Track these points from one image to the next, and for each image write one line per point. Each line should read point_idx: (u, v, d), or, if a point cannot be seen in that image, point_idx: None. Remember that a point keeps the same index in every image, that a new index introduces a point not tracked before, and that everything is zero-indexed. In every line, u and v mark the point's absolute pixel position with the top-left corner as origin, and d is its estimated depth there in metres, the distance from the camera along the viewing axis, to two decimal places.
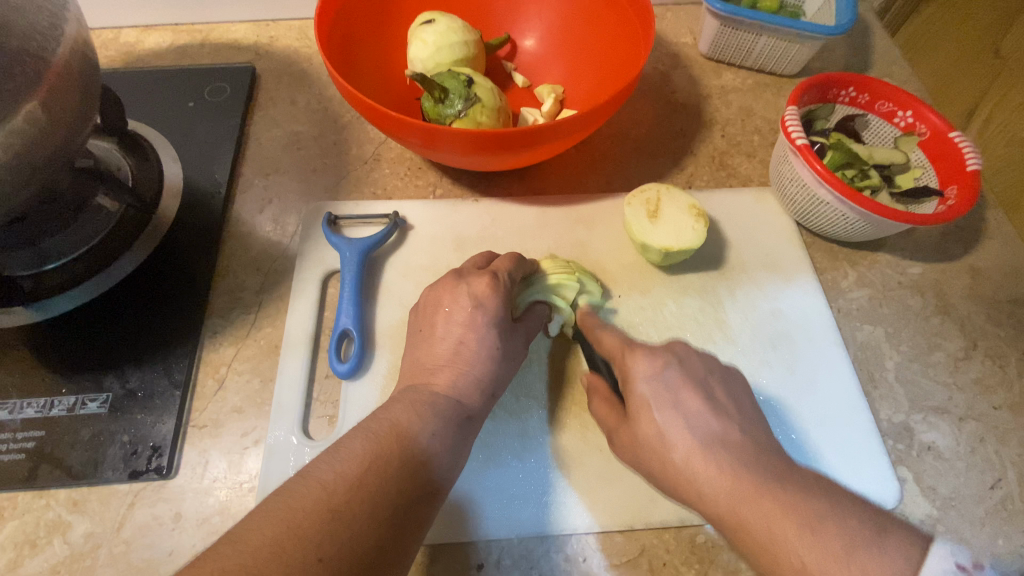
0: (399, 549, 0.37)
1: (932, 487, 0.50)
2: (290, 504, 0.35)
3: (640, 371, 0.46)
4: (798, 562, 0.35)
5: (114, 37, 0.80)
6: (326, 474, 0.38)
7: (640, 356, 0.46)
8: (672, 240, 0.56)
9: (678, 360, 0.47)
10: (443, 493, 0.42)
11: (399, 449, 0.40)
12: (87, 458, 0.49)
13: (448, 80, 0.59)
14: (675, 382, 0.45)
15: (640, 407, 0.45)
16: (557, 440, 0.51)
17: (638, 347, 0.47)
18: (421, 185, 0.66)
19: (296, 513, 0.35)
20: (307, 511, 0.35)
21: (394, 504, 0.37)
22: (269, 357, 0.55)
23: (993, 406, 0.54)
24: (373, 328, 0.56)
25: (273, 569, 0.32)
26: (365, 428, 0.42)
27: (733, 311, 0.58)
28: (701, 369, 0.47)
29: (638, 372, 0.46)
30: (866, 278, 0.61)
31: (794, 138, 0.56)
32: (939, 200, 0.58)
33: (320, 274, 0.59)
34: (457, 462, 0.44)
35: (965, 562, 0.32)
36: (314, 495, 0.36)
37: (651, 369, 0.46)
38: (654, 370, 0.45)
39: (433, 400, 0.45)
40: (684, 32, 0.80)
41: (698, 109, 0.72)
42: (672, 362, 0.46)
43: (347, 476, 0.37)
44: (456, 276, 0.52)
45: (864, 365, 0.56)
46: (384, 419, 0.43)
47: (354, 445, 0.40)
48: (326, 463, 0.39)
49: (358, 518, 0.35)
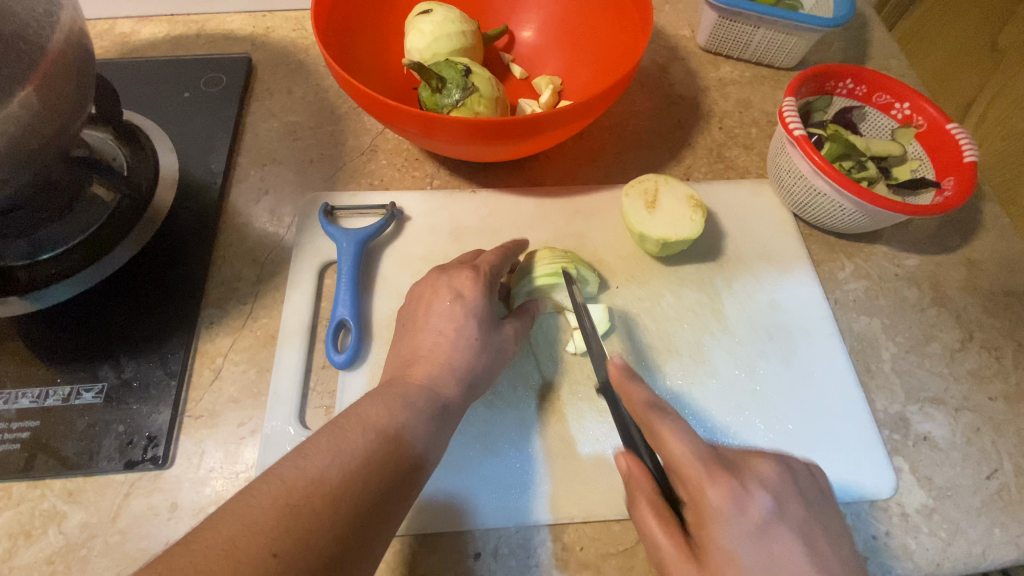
0: (363, 545, 0.36)
1: (929, 477, 0.51)
2: (251, 498, 0.35)
3: (727, 512, 0.35)
4: None
5: (109, 27, 0.80)
6: (289, 469, 0.37)
7: (730, 491, 0.36)
8: (670, 231, 0.55)
9: (772, 494, 0.38)
10: (413, 483, 0.41)
11: (365, 442, 0.40)
12: (82, 448, 0.49)
13: (446, 69, 0.59)
14: (772, 528, 0.36)
15: (726, 564, 0.34)
16: (555, 430, 0.51)
17: (721, 473, 0.37)
18: (418, 176, 0.66)
19: (251, 509, 0.35)
20: (263, 506, 0.35)
21: (356, 500, 0.37)
22: (266, 348, 0.55)
23: (988, 397, 0.54)
24: (370, 319, 0.56)
25: (225, 566, 0.32)
26: (335, 421, 0.41)
27: (730, 301, 0.58)
28: (796, 504, 0.38)
29: (729, 521, 0.35)
30: (862, 269, 0.61)
31: (791, 128, 0.56)
32: (936, 191, 0.58)
33: (316, 264, 0.59)
34: (429, 456, 0.43)
35: None
36: (273, 489, 0.36)
37: (747, 519, 0.35)
38: (750, 515, 0.35)
39: (411, 393, 0.44)
40: (682, 24, 0.80)
41: (696, 101, 0.72)
42: (769, 502, 0.37)
43: (309, 469, 0.37)
44: (440, 269, 0.53)
45: (860, 356, 0.57)
46: (355, 412, 0.42)
47: (319, 438, 0.40)
48: (291, 458, 0.38)
49: (316, 514, 0.35)
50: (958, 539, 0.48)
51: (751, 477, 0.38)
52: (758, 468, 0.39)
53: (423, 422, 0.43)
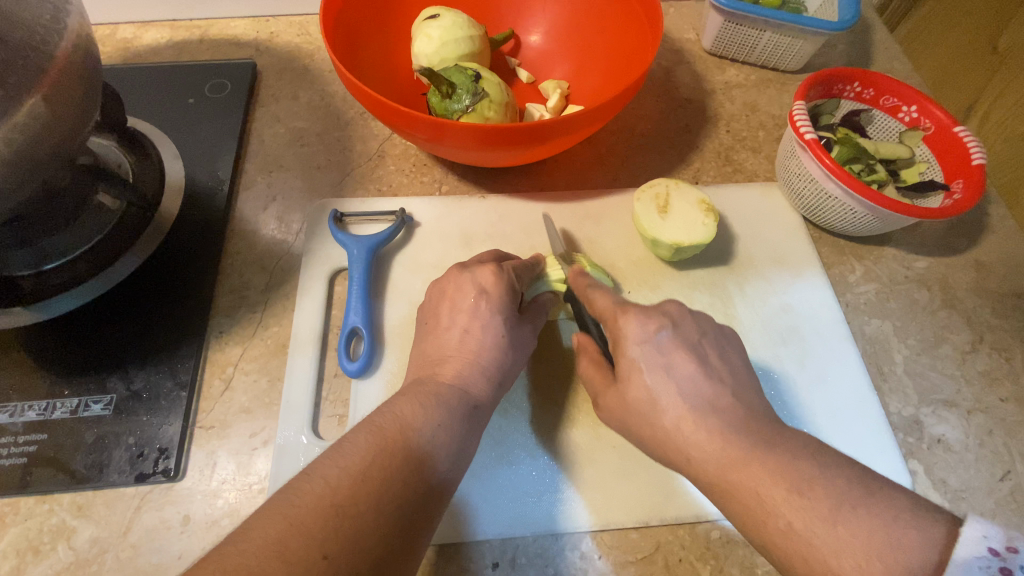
0: (408, 542, 0.36)
1: (943, 479, 0.51)
2: (296, 501, 0.35)
3: (630, 334, 0.44)
4: (784, 525, 0.35)
5: (110, 33, 0.79)
6: (331, 471, 0.37)
7: (632, 317, 0.44)
8: (683, 235, 0.55)
9: (671, 320, 0.45)
10: (446, 489, 0.41)
11: (402, 441, 0.40)
12: (92, 461, 0.48)
13: (455, 75, 0.58)
14: (668, 344, 0.43)
15: (630, 370, 0.43)
16: (570, 437, 0.51)
17: (630, 308, 0.45)
18: (426, 181, 0.65)
19: (298, 510, 0.34)
20: (310, 506, 0.34)
21: (401, 496, 0.37)
22: (276, 357, 0.54)
23: (1000, 399, 0.54)
24: (381, 326, 0.55)
25: (278, 567, 0.31)
26: (370, 423, 0.41)
27: (743, 305, 0.58)
28: (695, 331, 0.45)
29: (630, 336, 0.44)
30: (872, 272, 0.61)
31: (802, 132, 0.56)
32: (945, 194, 0.58)
33: (326, 272, 0.58)
34: (464, 452, 0.43)
35: (999, 543, 0.27)
36: (319, 489, 0.35)
37: (643, 335, 0.44)
38: (646, 334, 0.44)
39: (440, 394, 0.44)
40: (687, 28, 0.80)
41: (703, 105, 0.72)
42: (666, 324, 0.44)
43: (351, 470, 0.37)
44: (462, 265, 0.52)
45: (872, 359, 0.57)
46: (389, 412, 0.42)
47: (356, 441, 0.39)
48: (331, 460, 0.38)
49: (363, 510, 0.35)
50: None
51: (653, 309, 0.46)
52: (665, 305, 0.46)
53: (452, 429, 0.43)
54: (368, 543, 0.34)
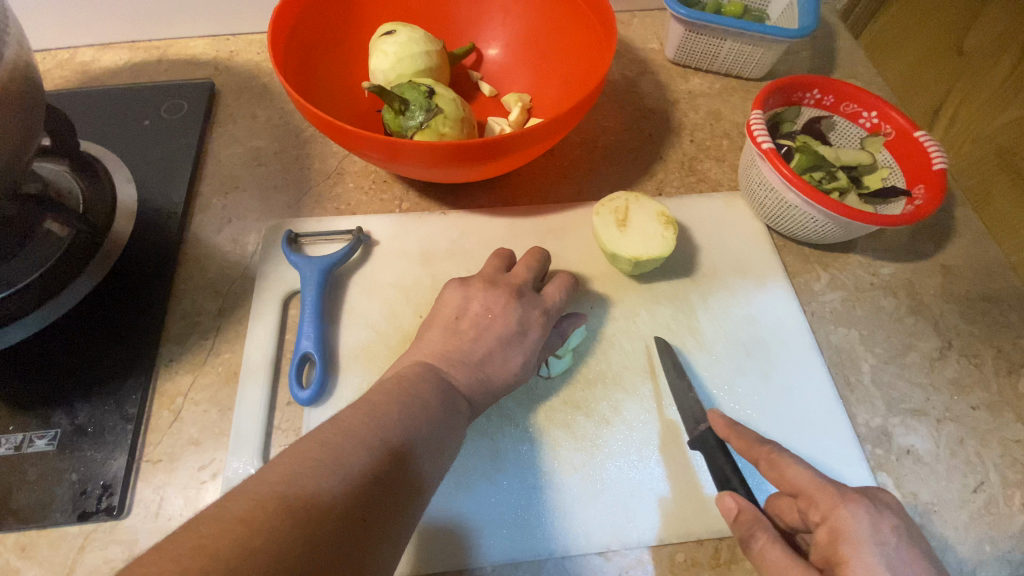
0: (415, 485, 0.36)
1: (914, 492, 0.50)
2: (297, 475, 0.31)
3: (854, 529, 0.38)
4: None
5: (68, 56, 0.78)
6: (340, 446, 0.34)
7: (866, 511, 0.39)
8: (642, 249, 0.54)
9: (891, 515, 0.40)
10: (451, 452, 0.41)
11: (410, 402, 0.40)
12: (34, 500, 0.46)
13: (409, 91, 0.58)
14: (895, 548, 0.38)
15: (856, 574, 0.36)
16: (532, 460, 0.50)
17: (857, 495, 0.40)
18: (386, 199, 0.64)
19: (297, 485, 0.30)
20: (315, 481, 0.31)
21: (406, 486, 0.35)
22: (228, 386, 0.53)
23: (971, 406, 0.53)
24: (336, 350, 0.54)
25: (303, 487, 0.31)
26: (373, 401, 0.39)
27: (706, 318, 0.57)
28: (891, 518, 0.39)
29: (864, 535, 0.38)
30: (838, 280, 0.61)
31: (760, 142, 0.56)
32: (907, 200, 0.57)
33: (280, 295, 0.57)
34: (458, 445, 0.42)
35: None
36: (326, 464, 0.32)
37: (873, 533, 0.38)
38: (884, 534, 0.38)
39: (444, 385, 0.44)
40: (651, 38, 0.79)
41: (667, 115, 0.72)
42: (897, 524, 0.39)
43: (362, 445, 0.34)
44: (462, 281, 0.53)
45: (839, 369, 0.56)
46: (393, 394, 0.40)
47: (357, 418, 0.37)
48: (335, 436, 0.35)
49: (374, 492, 0.32)
50: (946, 557, 0.47)
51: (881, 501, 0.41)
52: (885, 497, 0.42)
53: None
54: (375, 525, 0.31)
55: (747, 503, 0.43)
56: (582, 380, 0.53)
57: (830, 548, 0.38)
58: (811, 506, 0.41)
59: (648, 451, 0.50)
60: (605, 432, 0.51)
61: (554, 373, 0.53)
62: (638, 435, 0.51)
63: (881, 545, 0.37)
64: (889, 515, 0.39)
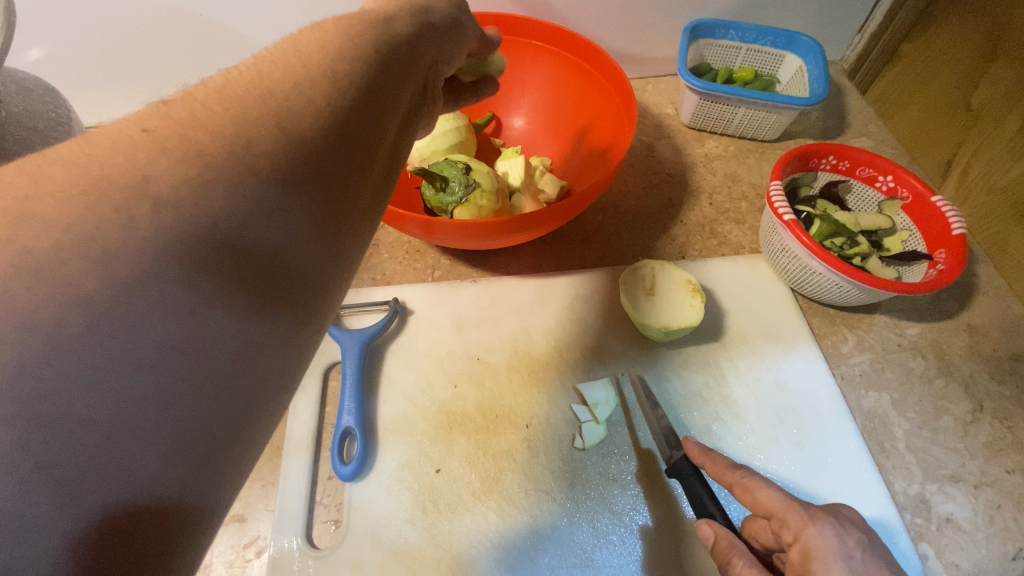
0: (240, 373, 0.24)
1: (955, 563, 0.49)
2: (72, 428, 0.19)
3: (823, 548, 0.39)
4: None
5: None
6: (135, 352, 0.21)
7: (829, 530, 0.40)
8: (671, 319, 0.56)
9: (864, 533, 0.41)
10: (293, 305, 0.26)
11: (249, 192, 0.24)
12: None
13: (447, 169, 0.61)
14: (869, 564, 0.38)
15: None
16: (569, 535, 0.50)
17: (819, 512, 0.41)
18: (419, 268, 0.66)
19: (79, 454, 0.19)
20: (113, 438, 0.20)
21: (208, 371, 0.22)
22: (272, 460, 0.54)
23: (1007, 470, 0.53)
24: (375, 424, 0.55)
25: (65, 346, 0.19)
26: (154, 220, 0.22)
27: (736, 384, 0.58)
28: (860, 530, 0.41)
29: (830, 551, 0.38)
30: (865, 341, 0.61)
31: (781, 212, 0.58)
32: (929, 264, 0.58)
33: (321, 367, 0.58)
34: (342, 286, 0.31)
35: None
36: (122, 393, 0.20)
37: (840, 549, 0.39)
38: (847, 550, 0.39)
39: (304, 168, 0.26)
40: (666, 103, 0.83)
41: (685, 178, 0.74)
42: (864, 539, 0.40)
43: (183, 349, 0.22)
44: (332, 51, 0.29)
45: (873, 435, 0.56)
46: (206, 197, 0.23)
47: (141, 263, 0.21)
48: (118, 315, 0.20)
49: (201, 398, 0.22)
50: None
51: (846, 519, 0.42)
52: (849, 514, 0.43)
53: None
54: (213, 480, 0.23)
55: (723, 530, 0.43)
56: (616, 452, 0.54)
57: (801, 567, 0.39)
58: (783, 527, 0.41)
59: (654, 502, 0.51)
60: (641, 508, 0.51)
61: (588, 444, 0.54)
62: (644, 489, 0.52)
63: (846, 560, 0.38)
64: (853, 530, 0.41)
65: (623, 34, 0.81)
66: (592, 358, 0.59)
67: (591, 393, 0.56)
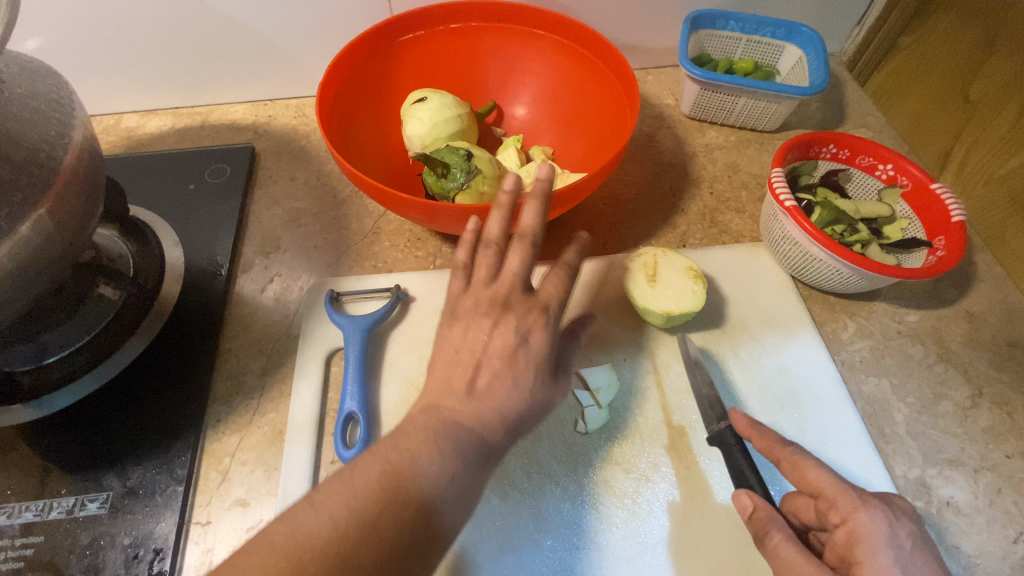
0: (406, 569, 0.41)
1: (956, 545, 0.49)
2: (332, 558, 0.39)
3: (877, 534, 0.40)
4: None
5: (115, 122, 0.83)
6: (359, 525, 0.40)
7: (880, 515, 0.41)
8: (673, 304, 0.57)
9: (914, 526, 0.42)
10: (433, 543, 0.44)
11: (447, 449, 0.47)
12: (87, 564, 0.46)
13: (449, 155, 0.61)
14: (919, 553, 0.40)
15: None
16: (575, 517, 0.51)
17: (873, 499, 0.42)
18: (421, 256, 0.66)
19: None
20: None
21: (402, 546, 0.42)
22: (273, 445, 0.54)
23: (1006, 455, 0.53)
24: (377, 408, 0.55)
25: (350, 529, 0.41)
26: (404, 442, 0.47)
27: (738, 370, 0.58)
28: (911, 518, 0.42)
29: (879, 536, 0.40)
30: (865, 328, 0.62)
31: (782, 199, 0.58)
32: (928, 251, 0.59)
33: (323, 352, 0.58)
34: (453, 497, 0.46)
35: None
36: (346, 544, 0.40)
37: (889, 534, 0.40)
38: (897, 537, 0.40)
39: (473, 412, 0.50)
40: (666, 94, 0.83)
41: (685, 167, 0.75)
42: (915, 531, 0.41)
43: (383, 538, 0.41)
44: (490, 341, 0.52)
45: (873, 421, 0.56)
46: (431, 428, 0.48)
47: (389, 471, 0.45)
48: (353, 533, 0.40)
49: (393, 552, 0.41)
50: None
51: (898, 507, 0.43)
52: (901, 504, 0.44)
53: (454, 490, 0.46)
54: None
55: (761, 501, 0.44)
56: (618, 435, 0.54)
57: (846, 548, 0.40)
58: (831, 508, 0.42)
59: (658, 485, 0.52)
60: (646, 491, 0.51)
61: (592, 428, 0.54)
62: (648, 472, 0.52)
63: (895, 547, 0.39)
64: (905, 521, 0.42)
65: (624, 25, 0.81)
66: (594, 345, 0.59)
67: (594, 378, 0.56)
